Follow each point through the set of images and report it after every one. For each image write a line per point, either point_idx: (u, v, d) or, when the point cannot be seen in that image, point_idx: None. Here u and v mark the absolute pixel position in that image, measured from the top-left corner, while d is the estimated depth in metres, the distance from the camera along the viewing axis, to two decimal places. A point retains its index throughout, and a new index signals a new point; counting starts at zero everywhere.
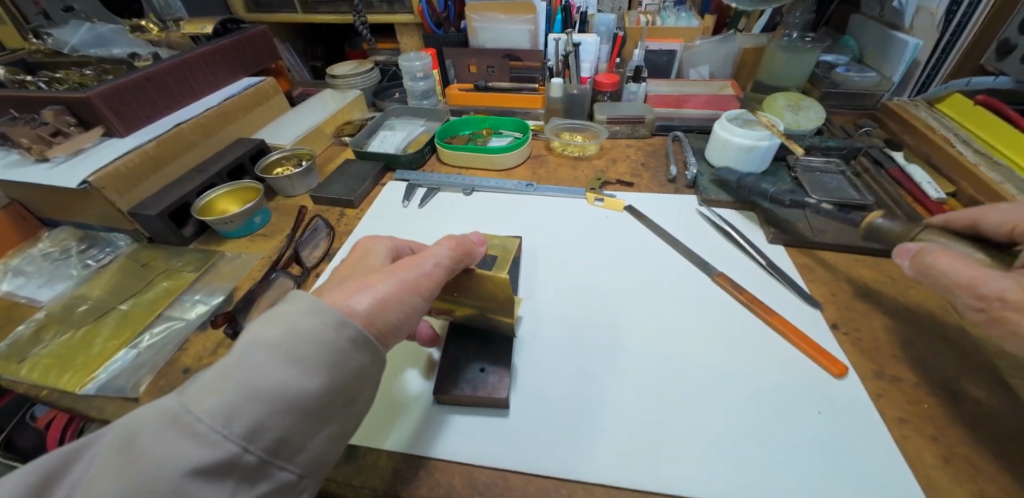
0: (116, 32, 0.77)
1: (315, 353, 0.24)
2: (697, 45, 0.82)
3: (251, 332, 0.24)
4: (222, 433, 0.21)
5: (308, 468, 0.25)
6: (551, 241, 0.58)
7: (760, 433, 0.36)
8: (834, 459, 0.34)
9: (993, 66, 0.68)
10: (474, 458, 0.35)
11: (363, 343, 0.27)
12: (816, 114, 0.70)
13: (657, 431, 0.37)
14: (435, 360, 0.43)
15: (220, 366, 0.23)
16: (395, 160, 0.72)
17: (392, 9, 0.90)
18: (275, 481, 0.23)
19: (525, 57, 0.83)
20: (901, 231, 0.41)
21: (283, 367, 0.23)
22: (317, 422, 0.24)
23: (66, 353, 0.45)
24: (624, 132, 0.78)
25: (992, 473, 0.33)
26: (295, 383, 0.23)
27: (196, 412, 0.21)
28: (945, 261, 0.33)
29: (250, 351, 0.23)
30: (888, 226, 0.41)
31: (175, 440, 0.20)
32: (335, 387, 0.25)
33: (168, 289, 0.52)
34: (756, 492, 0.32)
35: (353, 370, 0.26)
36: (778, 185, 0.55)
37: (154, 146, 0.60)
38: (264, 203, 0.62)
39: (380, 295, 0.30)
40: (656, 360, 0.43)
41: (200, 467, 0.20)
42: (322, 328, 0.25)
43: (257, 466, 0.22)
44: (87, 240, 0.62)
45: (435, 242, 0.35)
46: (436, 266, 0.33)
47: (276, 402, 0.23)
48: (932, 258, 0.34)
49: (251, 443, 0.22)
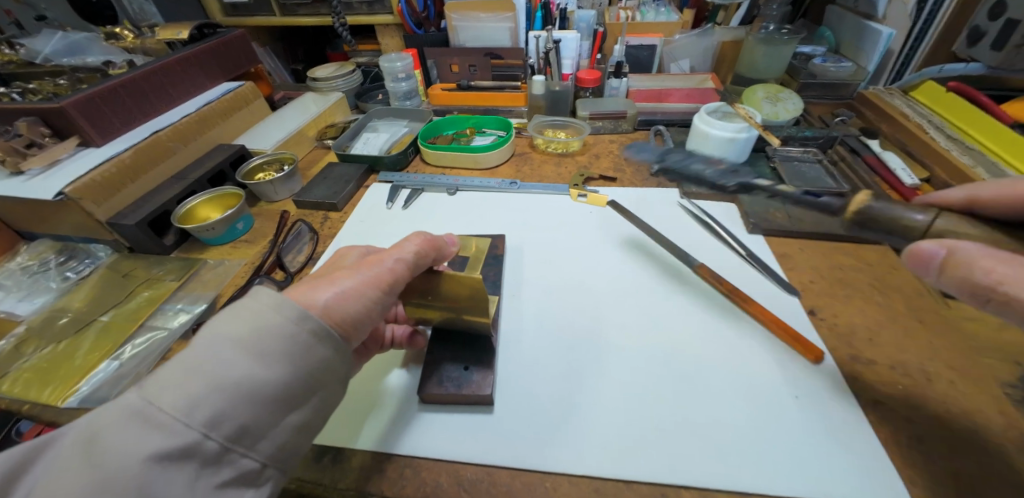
0: (90, 40, 0.76)
1: (279, 344, 0.25)
2: (676, 40, 0.83)
3: (213, 326, 0.25)
4: (183, 422, 0.21)
5: (272, 457, 0.25)
6: (535, 239, 0.58)
7: (743, 421, 0.37)
8: (811, 439, 0.35)
9: (965, 53, 0.69)
10: (461, 456, 0.36)
11: (326, 336, 0.27)
12: (794, 105, 0.72)
13: (648, 428, 0.37)
14: (415, 362, 0.43)
15: (180, 359, 0.23)
16: (378, 162, 0.72)
17: (371, 10, 0.89)
18: (237, 467, 0.23)
19: (507, 55, 0.83)
20: (902, 223, 0.30)
21: (247, 358, 0.24)
22: (282, 411, 0.25)
23: (48, 365, 0.45)
24: (607, 127, 0.78)
25: (960, 451, 0.34)
26: (259, 373, 0.24)
27: (158, 403, 0.21)
28: (1005, 270, 0.24)
29: (215, 343, 0.24)
30: (891, 212, 0.30)
31: (133, 430, 0.21)
32: (301, 376, 0.26)
33: (149, 299, 0.51)
34: (740, 479, 0.33)
35: (317, 363, 0.27)
36: (714, 166, 0.45)
37: (131, 154, 0.59)
38: (246, 209, 0.62)
39: (340, 288, 0.30)
40: (644, 358, 0.43)
41: (161, 454, 0.20)
42: (284, 323, 0.26)
43: (218, 454, 0.22)
44: (66, 252, 0.61)
45: (401, 238, 0.35)
46: (399, 261, 0.34)
47: (240, 392, 0.23)
48: (986, 268, 0.25)
49: (213, 431, 0.22)
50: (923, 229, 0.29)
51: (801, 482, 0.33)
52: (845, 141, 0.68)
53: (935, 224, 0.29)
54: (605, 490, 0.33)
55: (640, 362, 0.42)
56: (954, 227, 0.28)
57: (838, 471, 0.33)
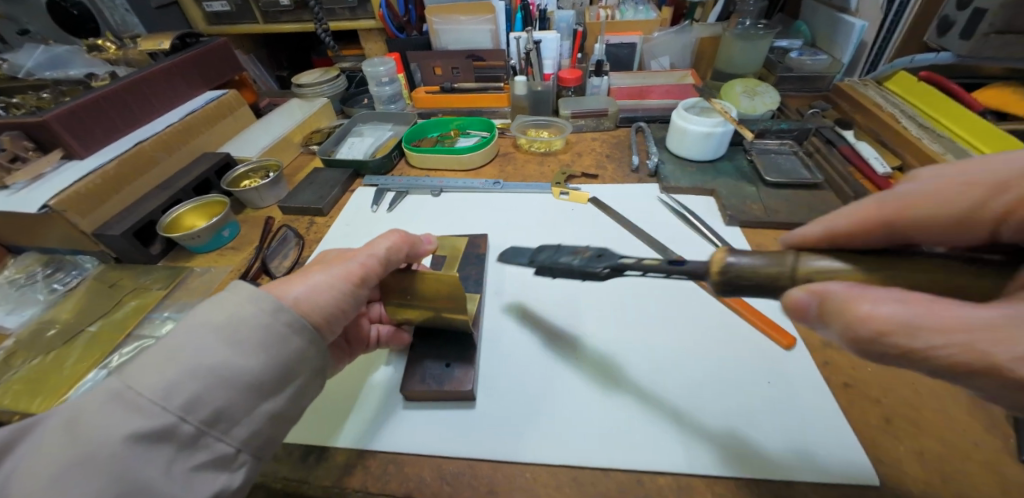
0: (72, 52, 0.76)
1: (256, 334, 0.28)
2: (655, 37, 0.84)
3: (191, 319, 0.27)
4: (161, 405, 0.24)
5: (245, 443, 0.27)
6: (518, 237, 0.59)
7: (718, 406, 0.38)
8: (783, 422, 0.36)
9: (935, 43, 0.70)
10: (443, 451, 0.36)
11: (300, 327, 0.30)
12: (771, 98, 0.73)
13: (629, 416, 0.38)
14: (398, 361, 0.44)
15: (159, 349, 0.25)
16: (363, 166, 0.72)
17: (354, 15, 0.90)
18: (213, 451, 0.25)
19: (489, 56, 0.84)
20: (769, 272, 0.25)
21: (225, 346, 0.27)
22: (256, 397, 0.27)
23: (37, 376, 0.45)
24: (589, 125, 0.79)
25: (925, 429, 0.36)
26: (234, 361, 0.27)
27: (137, 389, 0.24)
28: (882, 313, 0.22)
29: (193, 332, 0.26)
30: (748, 263, 0.25)
31: (113, 412, 0.23)
32: (275, 365, 0.28)
33: (137, 307, 0.52)
34: (713, 464, 0.34)
35: (293, 352, 0.29)
36: (581, 251, 0.33)
37: (115, 166, 0.60)
38: (231, 216, 0.63)
39: (312, 282, 0.33)
40: (628, 349, 0.44)
41: (139, 434, 0.23)
42: (259, 314, 0.29)
43: (194, 437, 0.24)
44: (53, 264, 0.61)
45: (374, 238, 0.39)
46: (370, 257, 0.37)
47: (215, 378, 0.25)
48: (866, 313, 0.22)
49: (189, 414, 0.24)
50: (789, 272, 0.25)
51: (769, 461, 0.34)
52: (821, 132, 0.69)
53: (796, 264, 0.25)
54: (583, 478, 0.34)
55: (624, 354, 0.43)
56: (819, 267, 0.24)
57: (803, 448, 0.35)
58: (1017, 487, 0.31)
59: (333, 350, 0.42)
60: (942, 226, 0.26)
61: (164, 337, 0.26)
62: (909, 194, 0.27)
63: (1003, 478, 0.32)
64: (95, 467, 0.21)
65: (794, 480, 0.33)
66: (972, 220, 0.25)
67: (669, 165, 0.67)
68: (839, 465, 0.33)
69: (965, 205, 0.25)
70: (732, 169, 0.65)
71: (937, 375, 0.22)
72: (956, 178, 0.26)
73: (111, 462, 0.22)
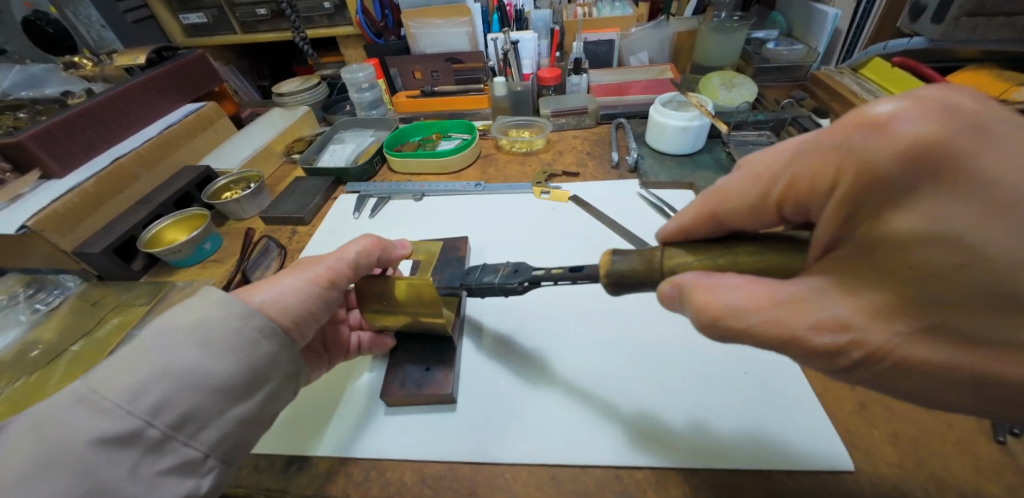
0: (48, 71, 0.76)
1: (225, 338, 0.29)
2: (633, 33, 0.85)
3: (161, 323, 0.28)
4: (127, 409, 0.25)
5: (213, 448, 0.28)
6: (500, 239, 0.59)
7: (691, 395, 0.38)
8: (758, 410, 0.37)
9: (908, 29, 0.70)
10: (422, 455, 0.37)
11: (270, 332, 0.32)
12: (748, 90, 0.73)
13: (602, 412, 0.38)
14: (378, 366, 0.45)
15: (126, 353, 0.27)
16: (344, 173, 0.72)
17: (332, 22, 0.90)
18: (179, 455, 0.26)
19: (467, 58, 0.84)
20: (642, 268, 0.27)
21: (193, 351, 0.28)
22: (225, 402, 0.28)
23: (23, 398, 0.44)
24: (570, 123, 0.80)
25: (899, 414, 0.36)
26: (202, 365, 0.28)
27: (103, 392, 0.25)
28: (720, 299, 0.23)
29: (162, 337, 0.28)
30: (626, 263, 0.28)
31: (80, 416, 0.24)
32: (244, 370, 0.30)
33: (119, 325, 0.51)
34: (689, 456, 0.34)
35: (263, 355, 0.31)
36: (501, 268, 0.37)
37: (93, 184, 0.60)
38: (212, 229, 0.63)
39: (279, 287, 0.35)
40: (605, 346, 0.44)
41: (105, 438, 0.24)
42: (228, 318, 0.30)
43: (160, 440, 0.26)
44: (36, 285, 0.60)
45: (348, 243, 0.41)
46: (338, 261, 0.39)
47: (184, 382, 0.27)
48: (706, 300, 0.23)
49: (155, 418, 0.26)
50: (658, 268, 0.27)
51: (740, 447, 0.34)
52: (798, 122, 0.68)
53: (663, 260, 0.27)
54: (562, 476, 0.34)
55: (606, 350, 0.43)
56: (680, 259, 0.26)
57: (779, 436, 0.35)
58: (990, 469, 0.32)
59: (312, 357, 0.42)
60: (742, 212, 0.26)
61: (130, 342, 0.27)
62: (717, 189, 0.28)
63: (975, 458, 0.32)
64: (61, 468, 0.23)
65: (770, 469, 0.33)
66: (763, 206, 0.25)
67: (648, 160, 0.68)
68: (813, 454, 0.33)
69: (755, 193, 0.25)
70: (711, 161, 0.66)
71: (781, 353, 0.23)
72: (746, 168, 0.27)
73: (77, 464, 0.23)
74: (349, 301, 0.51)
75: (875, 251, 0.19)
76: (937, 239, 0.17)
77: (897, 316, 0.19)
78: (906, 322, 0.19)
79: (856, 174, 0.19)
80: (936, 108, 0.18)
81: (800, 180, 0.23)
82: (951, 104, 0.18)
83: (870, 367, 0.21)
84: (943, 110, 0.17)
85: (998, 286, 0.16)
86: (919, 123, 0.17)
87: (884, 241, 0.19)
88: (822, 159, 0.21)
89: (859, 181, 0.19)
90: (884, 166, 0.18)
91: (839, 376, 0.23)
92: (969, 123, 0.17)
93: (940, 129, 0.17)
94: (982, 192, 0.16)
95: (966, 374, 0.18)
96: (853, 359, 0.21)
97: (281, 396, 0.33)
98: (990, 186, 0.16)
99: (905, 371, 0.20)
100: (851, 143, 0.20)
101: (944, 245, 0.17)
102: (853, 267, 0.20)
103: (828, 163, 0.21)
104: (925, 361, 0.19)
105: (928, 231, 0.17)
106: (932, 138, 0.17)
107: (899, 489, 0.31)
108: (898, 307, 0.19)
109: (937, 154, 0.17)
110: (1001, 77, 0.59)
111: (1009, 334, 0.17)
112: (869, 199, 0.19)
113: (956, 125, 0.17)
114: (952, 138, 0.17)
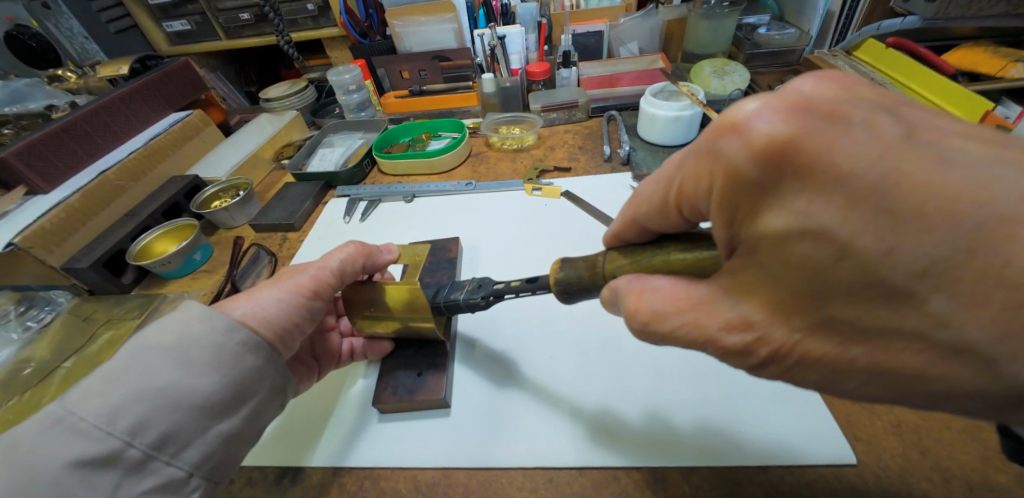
0: (31, 85, 0.75)
1: (206, 354, 0.29)
2: (622, 23, 0.84)
3: (138, 340, 0.28)
4: (106, 430, 0.25)
5: (197, 466, 0.28)
6: (493, 238, 0.58)
7: (662, 387, 0.38)
8: (744, 409, 0.36)
9: (901, 8, 0.68)
10: (416, 462, 0.36)
11: (254, 345, 0.32)
12: (740, 77, 0.72)
13: (572, 414, 0.38)
14: (371, 372, 0.44)
15: (104, 373, 0.26)
16: (334, 178, 0.72)
17: (316, 24, 0.89)
18: (162, 475, 0.26)
19: (455, 56, 0.84)
20: (587, 275, 0.28)
21: (173, 368, 0.27)
22: (207, 418, 0.28)
23: (15, 419, 0.43)
24: (561, 118, 0.79)
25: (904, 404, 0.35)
26: (184, 383, 0.28)
27: (80, 413, 0.25)
28: (646, 303, 0.24)
29: (139, 355, 0.27)
30: (572, 271, 0.29)
31: (56, 439, 0.24)
32: (228, 385, 0.30)
33: (110, 340, 0.50)
34: (665, 459, 0.34)
35: (248, 369, 0.31)
36: (466, 285, 0.38)
37: (79, 197, 0.59)
38: (201, 239, 0.62)
39: (258, 299, 0.35)
40: (578, 347, 0.43)
41: (83, 459, 0.24)
42: (210, 333, 0.30)
43: (141, 461, 0.25)
44: (25, 302, 0.57)
45: (339, 250, 0.42)
46: (321, 269, 0.39)
47: (164, 400, 0.27)
48: (635, 305, 0.25)
49: (135, 438, 0.25)
50: (601, 274, 0.28)
51: (724, 443, 0.34)
52: None
53: (605, 265, 0.28)
54: (559, 481, 0.34)
55: (584, 347, 0.43)
56: (615, 263, 0.27)
57: (760, 435, 0.34)
58: (998, 457, 0.31)
59: (302, 369, 0.42)
60: (652, 216, 0.26)
61: (109, 359, 0.27)
62: (633, 195, 0.27)
63: (984, 447, 0.31)
64: (36, 494, 0.22)
65: (769, 464, 0.32)
66: (666, 209, 0.24)
67: (641, 152, 0.67)
68: (789, 456, 0.32)
69: (656, 199, 0.25)
70: None
71: (758, 367, 0.22)
72: (656, 171, 0.26)
73: (53, 490, 0.23)
74: (338, 309, 0.51)
75: (758, 249, 0.19)
76: (810, 235, 0.16)
77: (793, 313, 0.19)
78: (801, 318, 0.19)
79: (726, 178, 0.19)
80: (789, 106, 0.17)
81: (685, 186, 0.22)
82: (804, 98, 0.17)
83: (779, 363, 0.21)
84: (796, 105, 0.16)
85: (872, 276, 0.15)
86: (773, 124, 0.16)
87: (762, 239, 0.18)
88: (701, 163, 0.21)
89: (731, 184, 0.19)
90: (747, 167, 0.17)
91: (757, 374, 0.23)
92: (821, 116, 0.16)
93: (792, 127, 0.16)
94: (837, 186, 0.15)
95: (863, 367, 0.18)
96: (762, 356, 0.21)
97: (266, 411, 0.33)
98: (847, 178, 0.15)
99: (812, 364, 0.19)
100: (717, 147, 0.19)
101: (818, 240, 0.16)
102: (750, 266, 0.20)
103: (706, 168, 0.20)
104: (821, 355, 0.19)
105: (797, 227, 0.17)
106: (782, 138, 0.16)
107: (904, 482, 0.30)
108: (789, 303, 0.19)
109: (788, 154, 0.16)
110: (997, 54, 0.57)
111: (894, 321, 0.16)
112: (744, 200, 0.18)
113: (809, 120, 0.16)
114: (806, 136, 0.16)
